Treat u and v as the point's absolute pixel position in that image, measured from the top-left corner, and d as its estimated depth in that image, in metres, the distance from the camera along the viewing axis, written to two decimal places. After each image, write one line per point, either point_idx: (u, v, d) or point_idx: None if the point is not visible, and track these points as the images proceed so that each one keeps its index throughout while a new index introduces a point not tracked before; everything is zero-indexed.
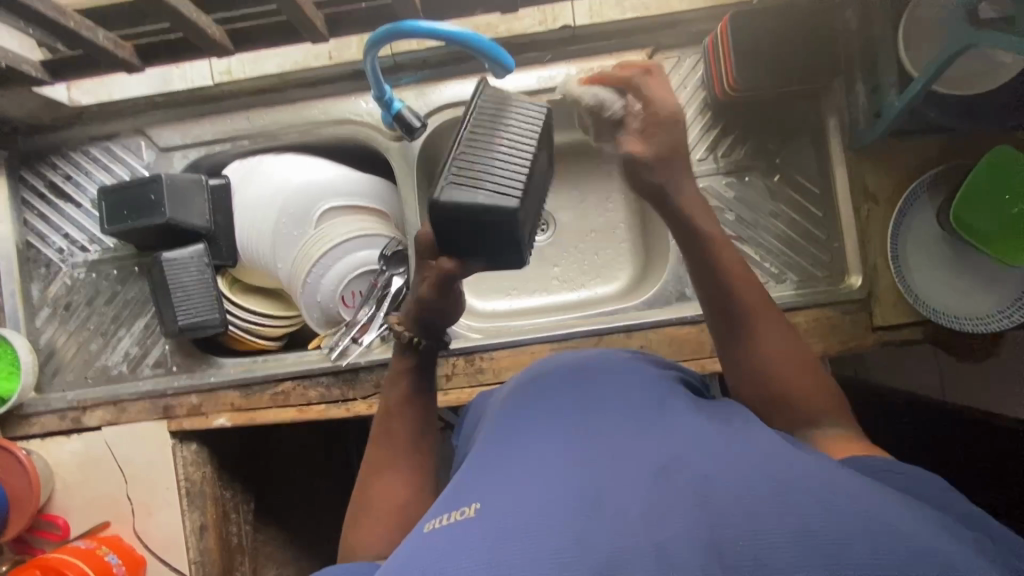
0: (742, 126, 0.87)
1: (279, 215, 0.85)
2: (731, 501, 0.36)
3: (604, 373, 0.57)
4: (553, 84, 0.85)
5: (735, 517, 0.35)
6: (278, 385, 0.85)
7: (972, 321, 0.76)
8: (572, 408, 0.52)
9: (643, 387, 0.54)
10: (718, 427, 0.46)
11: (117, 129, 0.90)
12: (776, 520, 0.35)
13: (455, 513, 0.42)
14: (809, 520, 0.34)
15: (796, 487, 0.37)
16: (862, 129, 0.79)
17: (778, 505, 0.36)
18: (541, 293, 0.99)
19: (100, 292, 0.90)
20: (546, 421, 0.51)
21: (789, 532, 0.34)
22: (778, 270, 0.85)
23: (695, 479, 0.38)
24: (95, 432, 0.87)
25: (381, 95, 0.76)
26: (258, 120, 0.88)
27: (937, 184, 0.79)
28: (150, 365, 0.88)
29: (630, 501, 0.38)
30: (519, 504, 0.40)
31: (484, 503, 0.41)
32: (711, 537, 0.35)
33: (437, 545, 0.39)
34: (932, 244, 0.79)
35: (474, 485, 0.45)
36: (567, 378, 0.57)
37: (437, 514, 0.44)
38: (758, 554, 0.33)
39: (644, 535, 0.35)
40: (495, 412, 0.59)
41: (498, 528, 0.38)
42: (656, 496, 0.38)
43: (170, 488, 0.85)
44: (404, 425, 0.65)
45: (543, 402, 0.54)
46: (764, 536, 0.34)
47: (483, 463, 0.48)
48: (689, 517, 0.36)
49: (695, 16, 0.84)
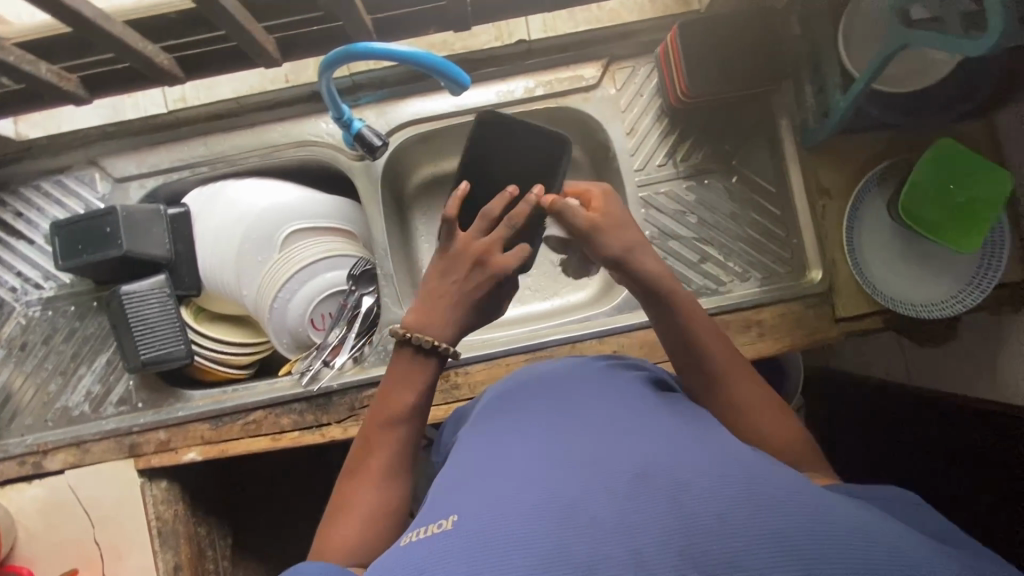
0: (698, 129, 0.88)
1: (241, 241, 0.84)
2: (702, 506, 0.37)
3: (576, 382, 0.58)
4: (512, 98, 0.86)
5: (708, 521, 0.36)
6: (249, 414, 0.83)
7: (927, 308, 0.79)
8: (543, 419, 0.51)
9: (612, 393, 0.54)
10: (687, 433, 0.47)
11: (69, 162, 0.87)
12: (747, 524, 0.35)
13: (431, 527, 0.41)
14: (777, 522, 0.35)
15: (765, 490, 0.37)
16: (813, 129, 0.82)
17: (748, 510, 0.36)
18: (514, 304, 0.99)
19: (58, 330, 0.87)
20: (523, 432, 0.50)
21: (764, 536, 0.34)
22: (743, 268, 0.86)
23: (671, 481, 0.39)
24: (58, 476, 0.83)
25: (340, 116, 0.76)
26: (215, 146, 0.87)
27: (885, 177, 0.82)
28: (114, 403, 0.86)
29: (604, 508, 0.38)
30: (496, 512, 0.39)
31: (462, 514, 0.40)
32: (682, 541, 0.35)
33: (413, 559, 0.38)
34: (884, 235, 0.83)
35: (450, 498, 0.43)
36: (539, 394, 0.57)
37: (414, 528, 0.43)
38: (729, 557, 0.34)
39: (620, 542, 0.35)
40: (474, 421, 0.58)
41: (477, 542, 0.37)
42: (634, 501, 0.38)
43: (140, 529, 0.81)
44: (405, 439, 0.59)
45: (515, 415, 0.54)
46: (735, 540, 0.34)
47: (460, 475, 0.47)
48: (662, 524, 0.36)
49: (647, 25, 0.86)
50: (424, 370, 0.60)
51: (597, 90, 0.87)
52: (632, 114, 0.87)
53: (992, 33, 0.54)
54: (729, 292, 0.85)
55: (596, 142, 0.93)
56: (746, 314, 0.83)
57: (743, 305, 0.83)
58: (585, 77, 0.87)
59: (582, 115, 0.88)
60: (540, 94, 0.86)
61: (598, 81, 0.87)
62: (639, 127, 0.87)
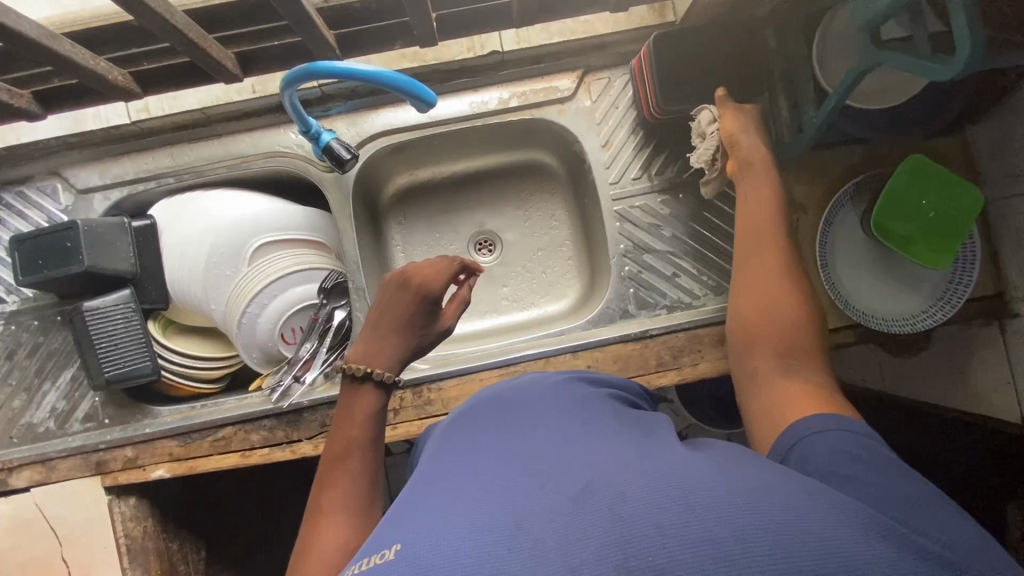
0: (674, 141, 0.87)
1: (209, 255, 0.83)
2: (641, 512, 0.34)
3: (535, 399, 0.56)
4: (486, 110, 0.85)
5: (644, 531, 0.33)
6: (220, 430, 0.82)
7: (898, 323, 0.80)
8: (497, 436, 0.49)
9: (563, 410, 0.52)
10: (633, 444, 0.45)
11: (30, 173, 0.85)
12: (682, 529, 0.33)
13: (372, 559, 0.38)
14: (714, 528, 0.33)
15: (706, 494, 0.35)
16: (787, 143, 0.81)
17: (684, 514, 0.34)
18: (492, 314, 0.99)
19: (22, 345, 0.85)
20: (474, 449, 0.48)
21: (699, 540, 0.32)
22: (716, 283, 0.85)
23: (612, 492, 0.36)
24: (24, 494, 0.82)
25: (306, 129, 0.75)
26: (182, 157, 0.85)
27: (859, 193, 0.82)
28: (80, 420, 0.84)
29: (545, 526, 0.36)
30: (434, 535, 0.37)
31: (402, 542, 0.38)
32: (617, 553, 0.33)
33: None
34: (858, 249, 0.83)
35: (394, 525, 0.41)
36: (498, 413, 0.55)
37: (358, 559, 0.40)
38: (662, 563, 0.32)
39: (558, 561, 0.33)
40: (437, 438, 0.57)
41: (414, 574, 0.35)
42: (572, 520, 0.35)
43: (108, 547, 0.81)
44: (360, 475, 0.58)
45: (471, 432, 0.52)
46: (670, 546, 0.32)
47: (410, 497, 0.45)
48: (601, 534, 0.34)
49: (624, 37, 0.84)
50: (366, 401, 0.63)
51: (571, 102, 0.86)
52: (608, 125, 0.86)
53: (957, 63, 0.54)
54: (701, 307, 0.84)
55: (572, 153, 0.92)
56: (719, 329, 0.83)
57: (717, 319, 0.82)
58: (559, 89, 0.85)
59: (557, 127, 0.88)
60: (514, 106, 0.86)
61: (572, 93, 0.86)
62: (615, 139, 0.86)
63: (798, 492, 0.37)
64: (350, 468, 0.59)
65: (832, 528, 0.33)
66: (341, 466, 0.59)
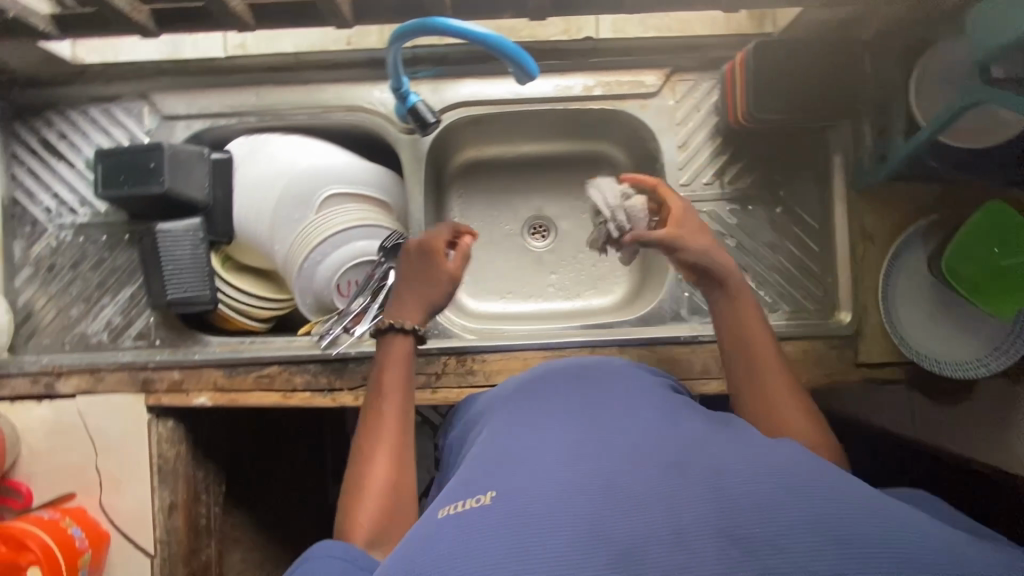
0: (751, 154, 0.88)
1: (280, 196, 0.84)
2: (738, 491, 0.38)
3: (610, 375, 0.59)
4: (570, 94, 0.86)
5: (744, 506, 0.37)
6: (265, 367, 0.84)
7: (951, 366, 0.78)
8: (575, 405, 0.52)
9: (637, 389, 0.56)
10: (714, 429, 0.48)
11: (119, 92, 0.87)
12: (782, 509, 0.37)
13: (469, 501, 0.42)
14: (808, 513, 0.37)
15: (800, 484, 0.39)
16: (866, 171, 0.81)
17: (783, 495, 0.38)
18: (536, 299, 0.99)
19: (87, 257, 0.87)
20: (554, 415, 0.52)
21: (795, 524, 0.36)
22: (772, 299, 0.87)
23: (708, 469, 0.41)
24: (68, 400, 0.84)
25: (398, 87, 0.76)
26: (267, 98, 0.86)
27: (932, 231, 0.81)
28: (132, 337, 0.86)
29: (641, 490, 0.39)
30: (535, 489, 0.41)
31: (500, 489, 0.42)
32: (719, 522, 0.37)
33: (453, 531, 0.40)
34: (921, 287, 0.82)
35: (486, 473, 0.45)
36: (571, 382, 0.59)
37: (451, 501, 0.44)
38: (769, 538, 0.36)
39: (660, 521, 0.37)
40: (511, 399, 0.60)
41: (520, 516, 0.39)
42: (670, 485, 0.39)
43: (142, 463, 0.83)
44: (402, 418, 0.62)
45: (547, 399, 0.56)
46: (772, 524, 0.36)
47: (494, 451, 0.48)
48: (701, 506, 0.38)
49: (718, 41, 0.84)
50: (399, 348, 0.66)
51: (655, 98, 0.86)
52: (687, 127, 0.86)
53: None
54: None
55: (645, 150, 0.92)
56: None
57: None
58: (645, 84, 0.85)
59: (636, 122, 0.88)
60: (598, 94, 0.86)
61: (657, 90, 0.86)
62: (691, 143, 0.87)
63: (875, 493, 0.40)
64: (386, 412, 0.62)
65: (913, 538, 0.35)
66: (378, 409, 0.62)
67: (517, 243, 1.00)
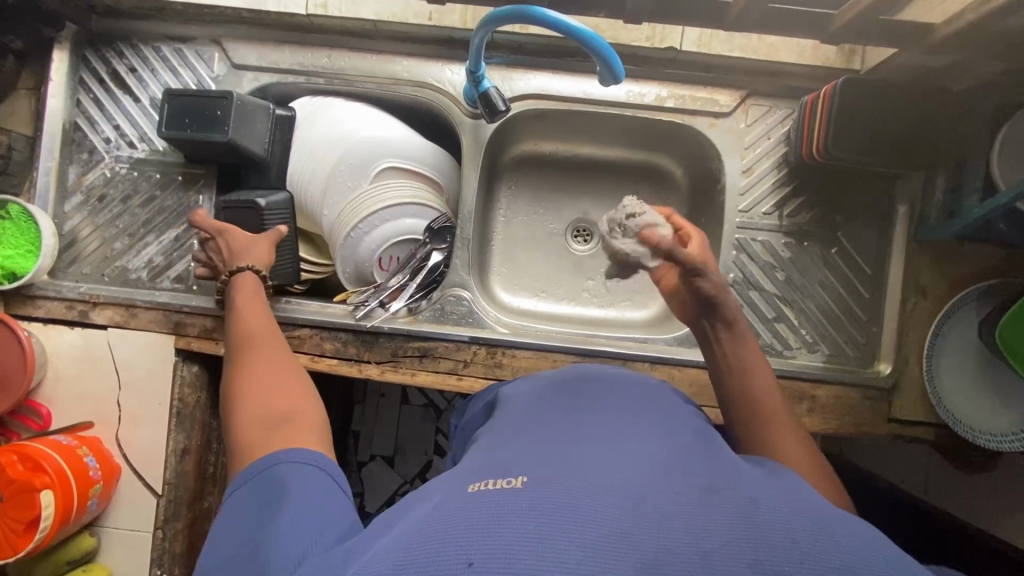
0: (815, 190, 0.86)
1: (337, 162, 0.84)
2: (774, 524, 0.37)
3: (639, 389, 0.58)
4: (641, 102, 0.85)
5: (775, 540, 0.36)
6: (297, 329, 0.84)
7: (986, 436, 0.76)
8: (607, 414, 0.52)
9: (672, 411, 0.54)
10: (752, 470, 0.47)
11: (193, 34, 0.87)
12: (816, 551, 0.35)
13: (499, 482, 0.41)
14: (849, 558, 0.35)
15: (846, 532, 0.37)
16: (931, 225, 0.79)
17: (818, 538, 0.36)
18: (568, 301, 0.98)
19: (138, 193, 0.88)
20: (583, 418, 0.51)
21: (833, 564, 0.34)
22: (813, 339, 0.84)
23: (742, 501, 0.39)
24: (100, 331, 0.85)
25: (474, 70, 0.74)
26: (338, 62, 0.86)
27: (987, 295, 0.78)
28: (171, 278, 0.87)
29: (672, 506, 0.38)
30: (568, 482, 0.40)
31: (531, 477, 0.41)
32: (752, 552, 0.35)
33: (480, 507, 0.39)
34: (969, 351, 0.79)
35: (518, 460, 0.44)
36: (599, 389, 0.58)
37: (480, 478, 0.43)
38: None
39: (689, 540, 0.36)
40: (538, 393, 0.60)
41: (547, 505, 0.38)
42: (701, 508, 0.38)
43: (162, 404, 0.84)
44: (278, 353, 0.63)
45: (575, 399, 0.55)
46: (806, 561, 0.34)
47: (524, 442, 0.47)
48: (731, 529, 0.36)
49: (801, 71, 0.83)
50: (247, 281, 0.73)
51: (726, 119, 0.84)
52: (753, 153, 0.85)
53: None
54: (792, 357, 0.84)
55: (705, 170, 0.91)
56: (801, 385, 0.82)
57: (805, 375, 0.82)
58: (719, 103, 0.84)
59: (703, 140, 0.86)
60: (669, 107, 0.85)
61: (730, 111, 0.84)
62: (756, 169, 0.85)
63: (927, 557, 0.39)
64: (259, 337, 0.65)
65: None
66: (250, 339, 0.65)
67: (559, 244, 0.99)
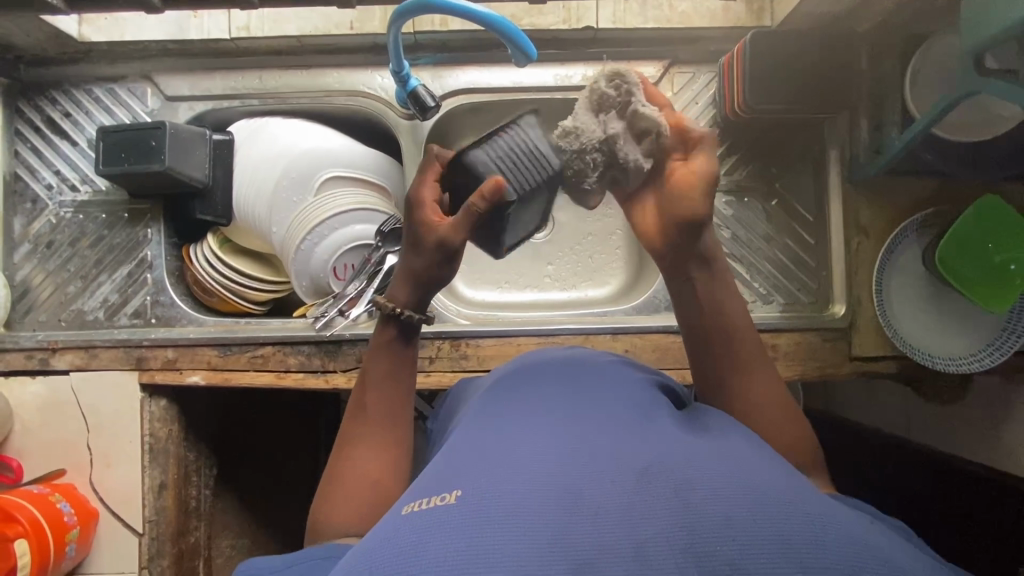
0: (748, 147, 0.89)
1: (280, 177, 0.85)
2: (713, 505, 0.35)
3: (594, 372, 0.57)
4: (569, 83, 0.87)
5: (711, 519, 0.34)
6: (259, 348, 0.84)
7: (945, 360, 0.78)
8: (558, 398, 0.50)
9: (628, 390, 0.53)
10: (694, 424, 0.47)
11: (124, 72, 0.88)
12: (748, 526, 0.34)
13: (433, 498, 0.39)
14: (786, 532, 0.34)
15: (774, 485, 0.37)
16: (863, 164, 0.81)
17: (760, 517, 0.35)
18: (531, 289, 0.99)
19: (86, 235, 0.88)
20: (536, 408, 0.49)
21: (768, 539, 0.34)
22: (766, 291, 0.87)
23: (682, 474, 0.38)
24: (62, 376, 0.84)
25: (399, 70, 0.76)
26: (270, 81, 0.87)
27: (924, 228, 0.81)
28: (128, 314, 0.87)
29: (609, 496, 0.36)
30: (502, 488, 0.38)
31: (466, 489, 0.38)
32: (687, 539, 0.34)
33: (411, 529, 0.37)
34: (916, 282, 0.81)
35: (454, 471, 0.42)
36: (555, 375, 0.56)
37: (417, 497, 0.41)
38: (733, 556, 0.33)
39: (626, 531, 0.34)
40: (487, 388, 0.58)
41: (482, 518, 0.36)
42: (638, 495, 0.36)
43: (133, 441, 0.83)
44: (383, 420, 0.62)
45: (525, 388, 0.54)
46: (740, 539, 0.33)
47: (466, 445, 0.45)
48: (669, 519, 0.35)
49: (717, 34, 0.86)
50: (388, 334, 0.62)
51: None
52: None
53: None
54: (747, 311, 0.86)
55: None
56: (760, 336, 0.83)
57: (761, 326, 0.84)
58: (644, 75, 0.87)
59: None
60: None
61: (655, 81, 0.87)
62: None
63: None
64: (377, 403, 0.62)
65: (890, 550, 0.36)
66: (376, 416, 0.62)
67: None
